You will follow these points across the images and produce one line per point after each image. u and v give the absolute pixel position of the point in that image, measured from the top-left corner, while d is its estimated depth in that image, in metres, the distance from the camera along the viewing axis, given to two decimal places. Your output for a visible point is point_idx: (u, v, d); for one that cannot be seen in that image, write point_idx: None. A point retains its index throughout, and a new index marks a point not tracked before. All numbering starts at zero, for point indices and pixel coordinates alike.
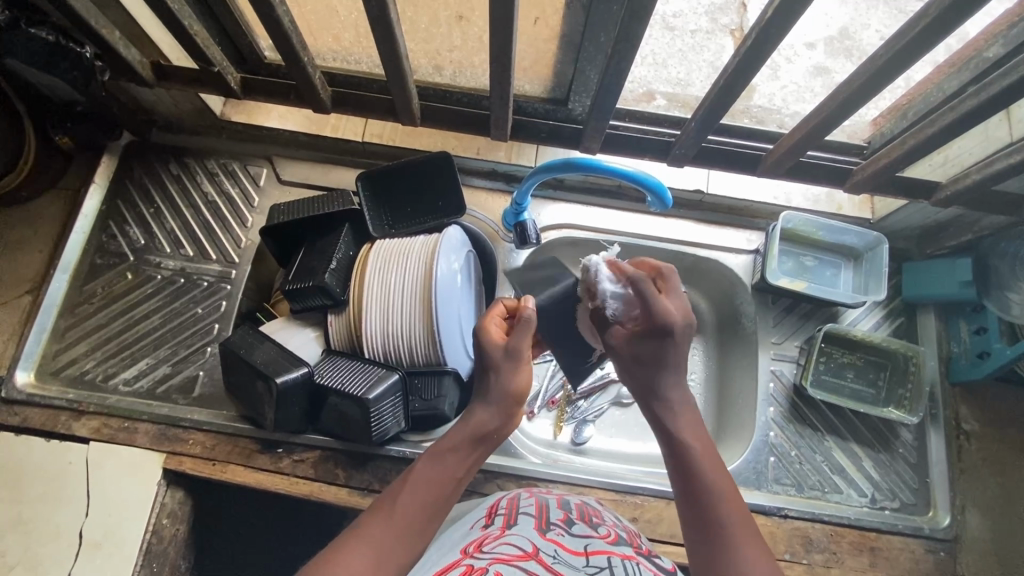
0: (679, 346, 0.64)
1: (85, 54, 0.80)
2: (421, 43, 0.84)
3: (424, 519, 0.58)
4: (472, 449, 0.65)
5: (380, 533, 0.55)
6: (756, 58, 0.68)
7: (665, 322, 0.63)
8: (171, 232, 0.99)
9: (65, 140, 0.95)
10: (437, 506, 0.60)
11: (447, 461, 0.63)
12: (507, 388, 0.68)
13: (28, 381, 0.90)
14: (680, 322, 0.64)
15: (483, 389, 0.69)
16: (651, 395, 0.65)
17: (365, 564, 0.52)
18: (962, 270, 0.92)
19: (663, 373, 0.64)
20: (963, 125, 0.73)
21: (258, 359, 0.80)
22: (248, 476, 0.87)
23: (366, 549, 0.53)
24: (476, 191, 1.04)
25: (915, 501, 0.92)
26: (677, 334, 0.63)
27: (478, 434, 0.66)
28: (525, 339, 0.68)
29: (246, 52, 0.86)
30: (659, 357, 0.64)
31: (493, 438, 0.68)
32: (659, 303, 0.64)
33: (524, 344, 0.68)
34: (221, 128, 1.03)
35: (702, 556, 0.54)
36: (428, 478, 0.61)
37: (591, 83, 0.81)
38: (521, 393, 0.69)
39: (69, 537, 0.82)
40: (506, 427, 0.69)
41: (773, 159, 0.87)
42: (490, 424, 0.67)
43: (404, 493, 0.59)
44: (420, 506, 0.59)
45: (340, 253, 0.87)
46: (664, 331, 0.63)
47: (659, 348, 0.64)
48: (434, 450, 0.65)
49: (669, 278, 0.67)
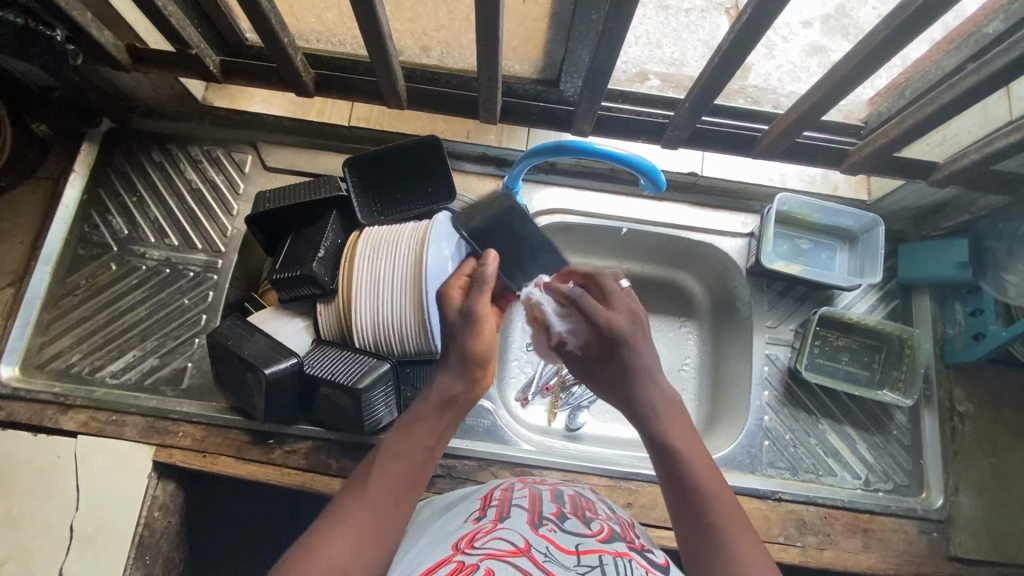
0: (632, 348, 0.65)
1: (57, 38, 0.76)
2: (408, 23, 0.82)
3: (399, 493, 0.58)
4: (439, 416, 0.64)
5: (354, 516, 0.55)
6: (753, 35, 0.65)
7: (607, 330, 0.66)
8: (154, 221, 0.97)
9: (41, 128, 0.92)
10: (412, 478, 0.59)
11: (415, 434, 0.62)
12: (465, 351, 0.66)
13: (12, 375, 0.88)
14: (623, 324, 0.66)
15: (444, 357, 0.68)
16: (623, 410, 0.66)
17: (346, 551, 0.52)
18: (960, 251, 0.91)
19: (628, 384, 0.65)
20: (962, 104, 0.71)
21: (247, 350, 0.79)
22: (239, 467, 0.86)
23: (344, 536, 0.53)
24: (465, 175, 1.02)
25: (908, 483, 0.92)
26: (627, 339, 0.65)
27: (443, 400, 0.65)
28: (484, 299, 0.67)
29: (226, 34, 0.83)
30: (618, 368, 0.66)
31: (463, 401, 0.66)
32: (596, 314, 0.68)
33: (482, 305, 0.67)
34: (204, 114, 1.01)
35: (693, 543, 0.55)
36: (397, 456, 0.60)
37: (583, 63, 0.78)
38: (486, 356, 0.67)
39: (61, 532, 0.81)
40: (472, 390, 0.67)
41: (768, 141, 0.85)
42: (455, 391, 0.65)
43: (373, 476, 0.58)
44: (392, 482, 0.58)
45: (328, 241, 0.85)
46: (613, 338, 0.66)
47: (613, 359, 0.66)
48: (403, 423, 0.64)
49: (605, 285, 0.72)
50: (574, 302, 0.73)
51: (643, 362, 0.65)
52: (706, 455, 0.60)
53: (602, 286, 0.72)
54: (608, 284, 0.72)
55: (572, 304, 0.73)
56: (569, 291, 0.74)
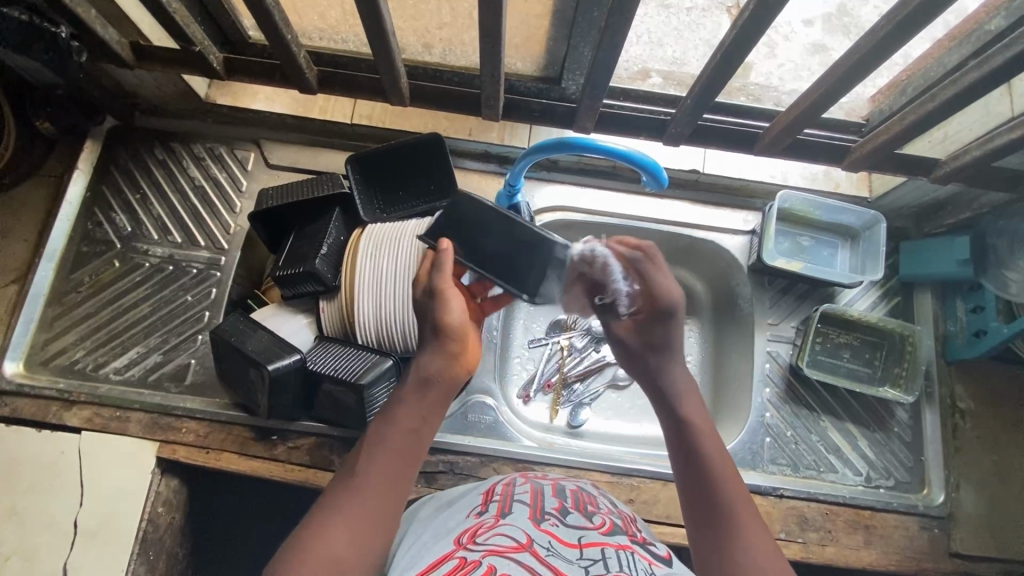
0: (679, 323, 0.73)
1: (61, 34, 0.76)
2: (410, 20, 0.82)
3: (390, 478, 0.58)
4: (420, 397, 0.64)
5: (348, 506, 0.55)
6: (754, 32, 0.65)
7: (667, 301, 0.72)
8: (158, 218, 0.98)
9: (45, 124, 0.93)
10: (401, 461, 0.60)
11: (400, 418, 0.62)
12: (438, 324, 0.67)
13: (17, 371, 0.89)
14: (680, 298, 0.72)
15: (423, 339, 0.69)
16: (656, 379, 0.72)
17: (341, 542, 0.53)
18: (960, 248, 0.90)
19: (665, 357, 0.72)
20: (963, 100, 0.72)
21: (251, 346, 0.79)
22: (242, 463, 0.86)
23: (338, 527, 0.54)
24: (467, 172, 1.03)
25: (910, 479, 0.92)
26: (679, 314, 0.72)
27: (421, 378, 0.65)
28: (445, 268, 0.69)
29: (230, 32, 0.83)
30: (665, 338, 0.73)
31: (441, 378, 0.65)
32: (658, 286, 0.72)
33: (444, 280, 0.69)
34: (207, 111, 1.01)
35: (706, 536, 0.58)
36: (383, 441, 0.60)
37: (586, 60, 0.78)
38: (458, 329, 0.67)
39: (64, 527, 0.82)
40: (452, 369, 0.66)
41: (770, 137, 0.85)
42: (433, 368, 0.65)
43: (362, 464, 0.59)
44: (383, 470, 0.58)
45: (331, 238, 0.85)
46: (669, 311, 0.72)
47: (665, 329, 0.72)
48: (387, 410, 0.64)
49: (654, 259, 0.73)
50: (633, 270, 0.75)
51: (681, 338, 0.73)
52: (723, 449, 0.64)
53: (658, 262, 0.73)
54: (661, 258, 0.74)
55: (632, 270, 0.76)
56: (632, 257, 0.75)
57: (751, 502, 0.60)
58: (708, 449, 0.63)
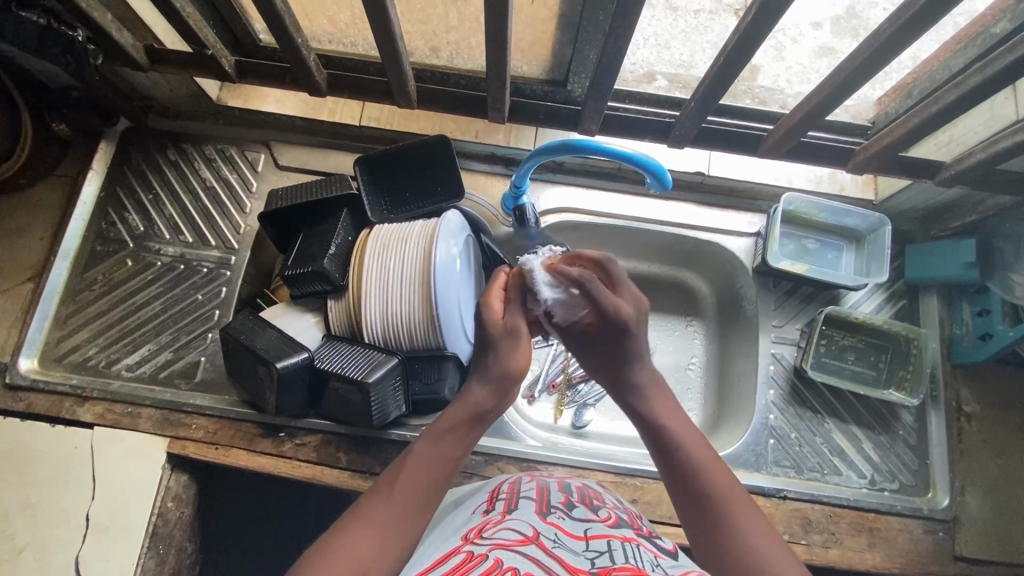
0: (636, 336, 0.71)
1: (78, 38, 0.77)
2: (418, 24, 0.84)
3: (421, 500, 0.59)
4: (469, 431, 0.67)
5: (380, 515, 0.57)
6: (757, 36, 0.66)
7: (620, 318, 0.70)
8: (169, 218, 0.99)
9: (61, 126, 0.94)
10: (436, 485, 0.61)
11: (443, 444, 0.65)
12: (504, 368, 0.71)
13: (31, 367, 0.90)
14: (632, 313, 0.71)
15: (483, 368, 0.72)
16: (623, 389, 0.72)
17: (368, 550, 0.54)
18: (966, 251, 0.91)
19: (629, 366, 0.72)
20: (966, 104, 0.72)
21: (259, 344, 0.81)
22: (250, 459, 0.88)
23: (367, 535, 0.55)
24: (474, 174, 1.04)
25: (914, 483, 0.92)
26: (632, 327, 0.71)
27: (473, 414, 0.68)
28: (521, 318, 0.74)
29: (241, 35, 0.85)
30: (622, 353, 0.72)
31: (491, 416, 0.70)
32: (607, 304, 0.71)
33: (519, 322, 0.74)
34: (217, 113, 1.03)
35: (692, 520, 0.60)
36: (424, 460, 0.63)
37: (591, 64, 0.79)
38: (517, 375, 0.71)
39: (76, 520, 0.83)
40: (503, 404, 0.71)
41: (774, 140, 0.86)
42: (483, 404, 0.69)
43: (401, 478, 0.61)
44: (420, 487, 0.60)
45: (339, 238, 0.87)
46: (620, 326, 0.71)
47: (621, 343, 0.71)
48: (431, 432, 0.66)
49: (613, 271, 0.75)
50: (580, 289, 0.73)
51: (642, 346, 0.72)
52: (699, 435, 0.66)
53: (613, 268, 0.75)
54: (619, 266, 0.75)
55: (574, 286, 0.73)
56: (577, 274, 0.72)
57: (733, 480, 0.61)
58: (681, 435, 0.66)
